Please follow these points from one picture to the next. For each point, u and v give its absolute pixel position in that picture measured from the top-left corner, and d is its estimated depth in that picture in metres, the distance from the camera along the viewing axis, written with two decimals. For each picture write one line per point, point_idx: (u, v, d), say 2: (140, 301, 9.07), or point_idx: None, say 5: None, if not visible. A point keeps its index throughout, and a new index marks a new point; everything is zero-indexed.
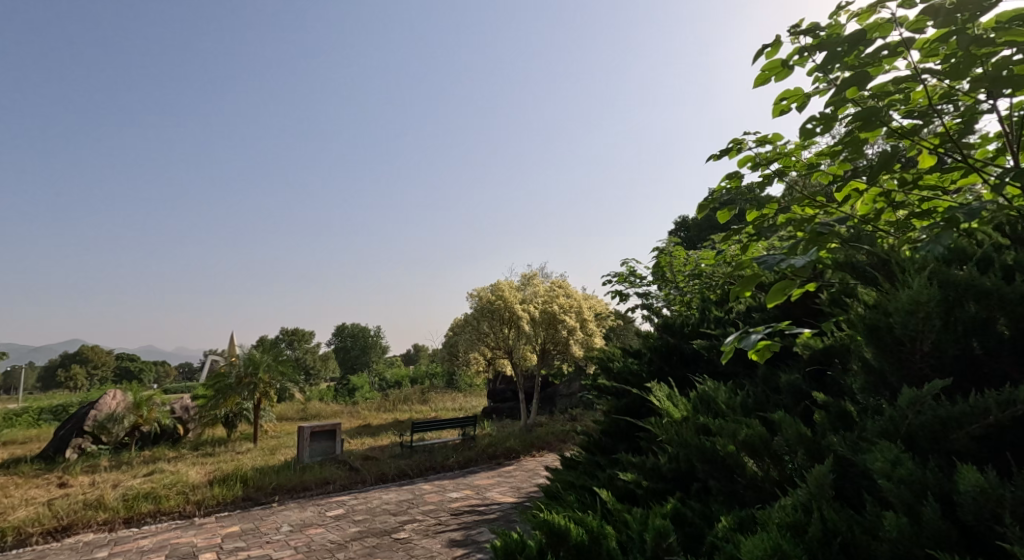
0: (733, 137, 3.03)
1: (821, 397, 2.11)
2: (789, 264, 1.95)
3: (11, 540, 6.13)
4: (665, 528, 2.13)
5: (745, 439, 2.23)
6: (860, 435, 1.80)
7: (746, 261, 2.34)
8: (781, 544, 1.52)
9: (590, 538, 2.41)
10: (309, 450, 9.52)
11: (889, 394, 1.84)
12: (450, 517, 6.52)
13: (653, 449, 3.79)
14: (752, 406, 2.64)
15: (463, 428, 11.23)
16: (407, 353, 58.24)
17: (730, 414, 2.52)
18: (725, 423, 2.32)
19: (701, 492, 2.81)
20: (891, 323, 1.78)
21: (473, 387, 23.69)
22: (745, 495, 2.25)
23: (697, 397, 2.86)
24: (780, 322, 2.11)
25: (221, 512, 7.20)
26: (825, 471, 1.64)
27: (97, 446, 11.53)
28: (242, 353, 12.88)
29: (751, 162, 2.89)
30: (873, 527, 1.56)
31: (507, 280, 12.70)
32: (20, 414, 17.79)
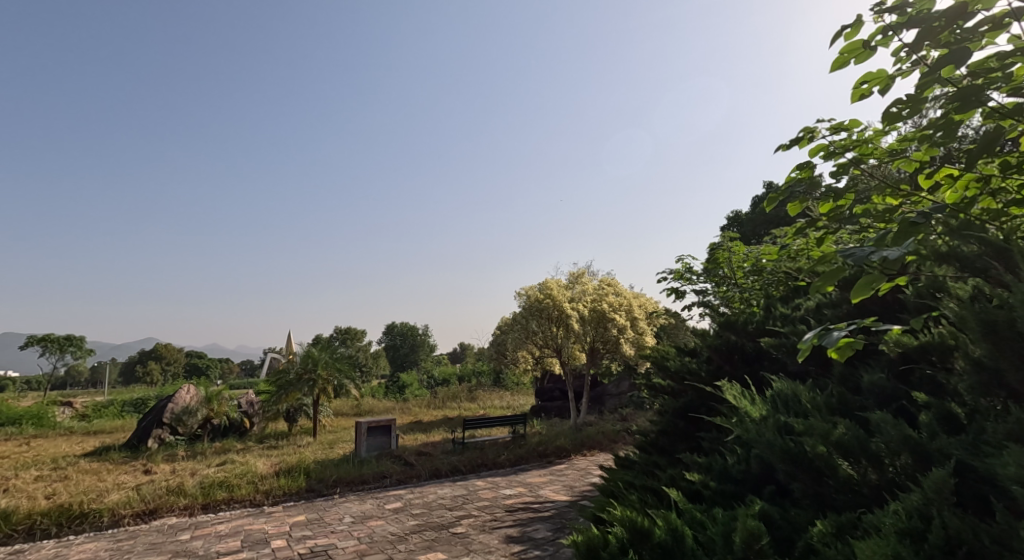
0: (804, 126, 2.87)
1: (922, 397, 2.03)
2: (880, 257, 1.84)
3: (106, 521, 6.66)
4: (758, 530, 2.11)
5: (838, 440, 2.12)
6: (979, 438, 1.72)
7: (825, 256, 2.21)
8: (900, 550, 1.53)
9: (672, 539, 2.51)
10: (366, 444, 9.84)
11: (1005, 394, 1.74)
12: (505, 514, 6.57)
13: (719, 449, 3.70)
14: (836, 406, 2.55)
15: (514, 426, 11.29)
16: (455, 352, 59.34)
17: (817, 415, 2.45)
18: (814, 423, 2.21)
19: (778, 494, 2.74)
20: (1011, 319, 1.67)
21: (520, 386, 23.82)
22: (838, 498, 2.17)
23: (774, 396, 2.80)
24: (866, 319, 1.96)
25: (287, 502, 7.56)
26: (945, 475, 1.58)
27: (174, 436, 12.35)
28: (300, 351, 13.45)
29: (824, 152, 2.73)
30: (1003, 536, 1.51)
31: (555, 278, 12.65)
32: (107, 406, 19.29)
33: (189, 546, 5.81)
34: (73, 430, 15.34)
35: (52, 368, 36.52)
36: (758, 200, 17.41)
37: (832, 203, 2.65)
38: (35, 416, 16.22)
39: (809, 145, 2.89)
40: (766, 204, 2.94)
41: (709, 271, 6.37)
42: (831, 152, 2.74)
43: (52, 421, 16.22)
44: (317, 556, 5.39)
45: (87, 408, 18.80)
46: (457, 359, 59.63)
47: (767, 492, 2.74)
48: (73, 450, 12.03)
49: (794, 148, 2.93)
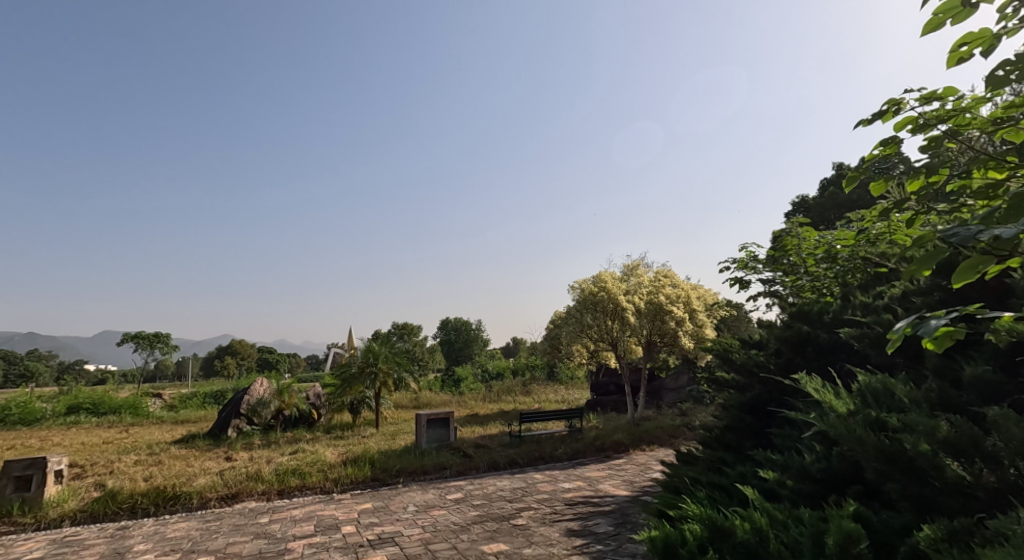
0: (889, 98, 2.67)
1: None
2: (991, 236, 1.68)
3: (195, 503, 7.17)
4: (856, 532, 2.08)
5: (947, 439, 2.11)
6: None
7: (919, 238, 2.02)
8: None
9: (755, 539, 2.49)
10: (427, 436, 10.09)
11: None
12: (565, 507, 6.57)
13: (794, 446, 3.56)
14: (938, 402, 2.48)
15: (570, 419, 11.26)
16: (509, 346, 59.84)
17: (915, 412, 2.37)
18: (916, 421, 2.21)
19: (866, 494, 2.67)
20: None
21: (574, 379, 23.71)
22: (946, 501, 2.14)
23: (861, 390, 2.71)
24: (969, 307, 1.75)
25: (355, 490, 7.87)
26: None
27: (250, 426, 13.12)
28: (361, 345, 13.93)
29: (912, 124, 2.53)
30: None
31: (610, 271, 12.48)
32: (192, 397, 20.73)
33: (268, 529, 6.15)
34: (163, 419, 16.60)
35: (143, 362, 39.49)
36: (826, 182, 16.44)
37: (923, 180, 2.45)
38: (129, 406, 17.67)
39: (894, 118, 2.69)
40: (845, 183, 2.75)
41: (776, 259, 6.11)
42: (921, 124, 2.53)
43: (144, 410, 17.62)
44: (385, 542, 5.59)
45: (174, 399, 20.31)
46: (512, 353, 59.99)
47: (853, 491, 2.67)
48: (163, 437, 13.02)
49: (877, 122, 2.74)
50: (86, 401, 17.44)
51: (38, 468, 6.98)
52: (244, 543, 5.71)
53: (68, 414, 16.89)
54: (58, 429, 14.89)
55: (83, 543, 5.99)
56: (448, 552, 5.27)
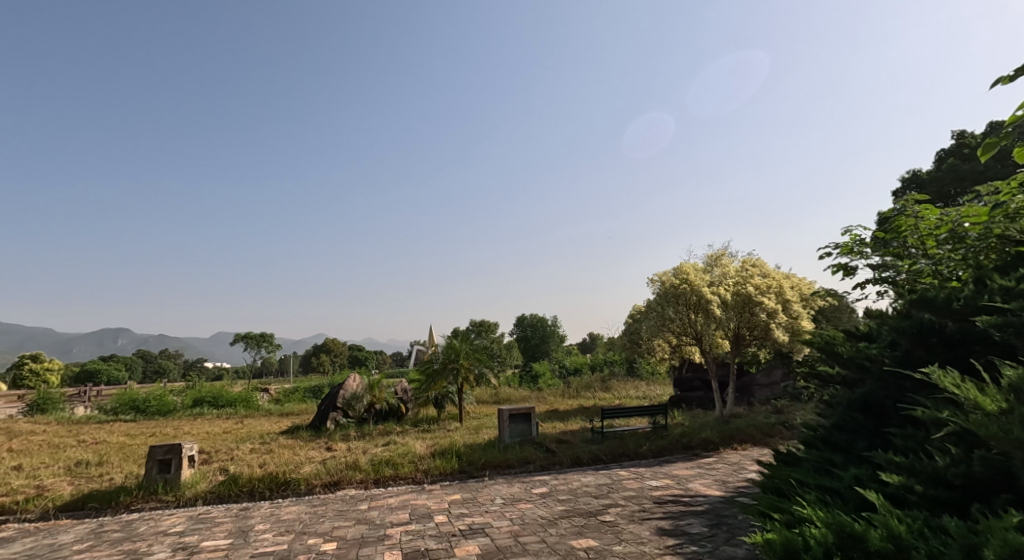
0: None
1: None
2: None
3: (303, 488, 7.74)
4: None
5: None
6: None
7: None
8: None
9: None
10: (509, 431, 10.22)
11: None
12: (654, 505, 6.42)
13: (921, 448, 3.30)
14: None
15: (654, 416, 10.99)
16: (586, 341, 59.50)
17: None
18: None
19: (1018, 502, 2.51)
20: None
21: (655, 374, 23.12)
22: None
23: (1009, 386, 2.49)
24: None
25: (444, 481, 8.14)
26: None
27: (346, 418, 13.93)
28: (443, 342, 14.36)
29: None
30: None
31: (692, 262, 12.01)
32: (294, 392, 22.40)
33: (368, 515, 6.51)
34: (271, 411, 18.07)
35: (252, 359, 43.26)
36: (944, 154, 14.79)
37: None
38: (242, 400, 19.38)
39: None
40: (981, 149, 2.45)
41: (886, 242, 5.60)
42: None
43: (255, 403, 19.24)
44: (476, 533, 5.74)
45: (279, 393, 22.05)
46: (589, 349, 59.35)
47: (1003, 499, 2.51)
48: (271, 428, 14.16)
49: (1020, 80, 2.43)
50: (207, 395, 19.34)
51: (176, 452, 7.80)
52: (347, 528, 6.08)
53: (193, 406, 18.82)
54: (184, 419, 16.64)
55: (213, 520, 6.64)
56: (538, 545, 5.32)
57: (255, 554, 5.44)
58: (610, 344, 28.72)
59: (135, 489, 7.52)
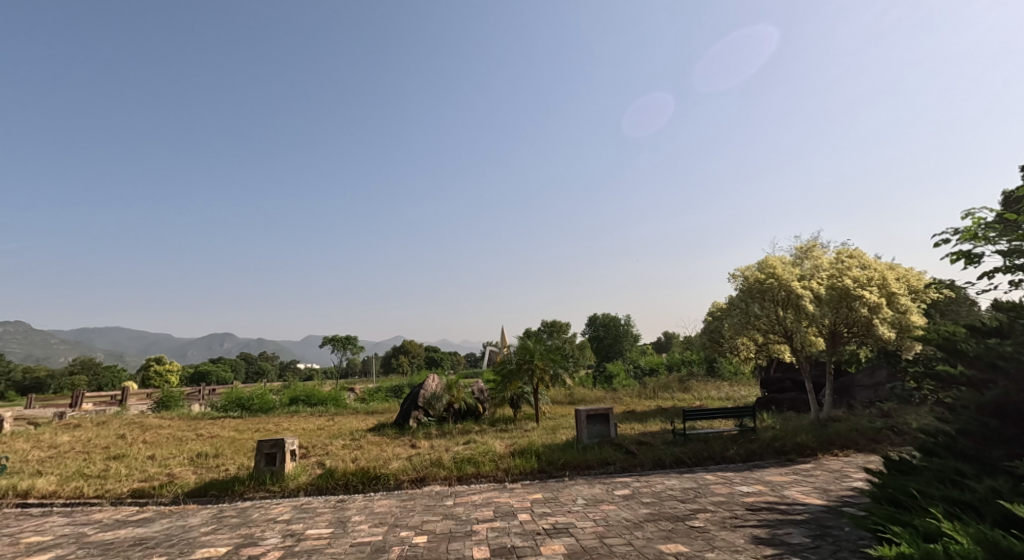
0: None
1: None
2: None
3: (392, 483, 8.07)
4: None
5: None
6: None
7: None
8: None
9: None
10: (588, 431, 10.10)
11: None
12: (747, 512, 6.10)
13: None
14: None
15: (742, 418, 10.46)
16: (661, 342, 57.89)
17: None
18: None
19: None
20: None
21: (738, 375, 22.05)
22: None
23: None
24: None
25: (524, 480, 8.19)
26: None
27: (427, 417, 14.36)
28: (517, 343, 14.46)
29: None
30: None
31: (779, 255, 11.34)
32: (378, 391, 23.44)
33: (454, 511, 6.68)
34: (357, 410, 19.00)
35: (340, 360, 45.80)
36: None
37: None
38: (331, 399, 20.54)
39: None
40: None
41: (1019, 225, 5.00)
42: None
43: (344, 402, 20.34)
44: (560, 532, 5.72)
45: (364, 392, 23.17)
46: (665, 349, 57.45)
47: None
48: (358, 425, 14.91)
49: None
50: (302, 394, 20.69)
51: (280, 446, 8.39)
52: (436, 522, 6.26)
53: (290, 404, 20.20)
54: (282, 416, 17.87)
55: (315, 511, 7.08)
56: (624, 548, 5.21)
57: (355, 544, 5.74)
58: (688, 343, 27.66)
59: (247, 480, 8.17)
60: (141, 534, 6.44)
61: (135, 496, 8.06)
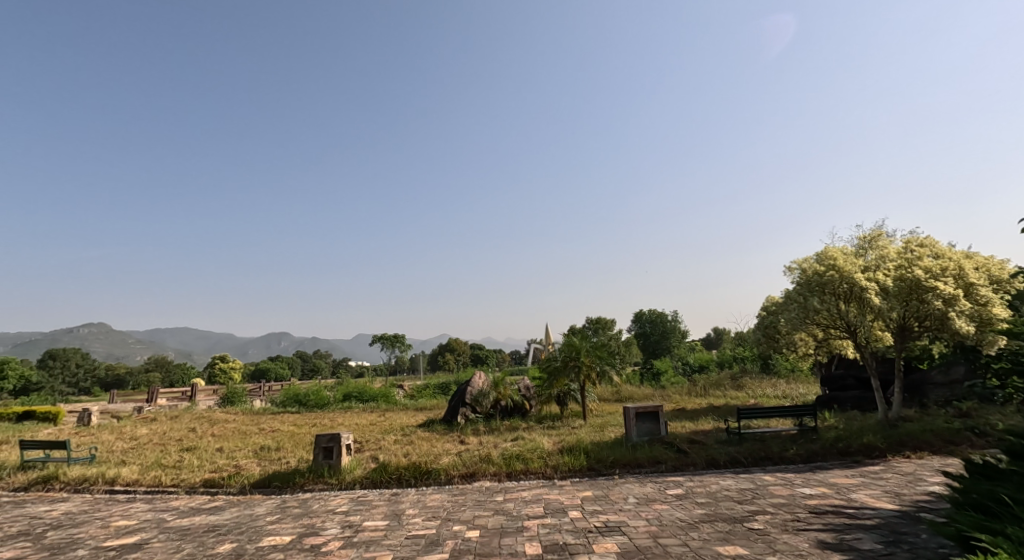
0: None
1: None
2: None
3: (443, 478, 8.19)
4: None
5: None
6: None
7: None
8: None
9: None
10: (637, 429, 9.92)
11: None
12: (811, 515, 5.84)
13: None
14: None
15: (802, 417, 10.03)
16: (710, 338, 56.36)
17: None
18: None
19: None
20: None
21: (794, 372, 21.21)
22: None
23: None
24: None
25: (574, 478, 8.15)
26: None
27: (474, 414, 14.50)
28: (563, 340, 14.41)
29: None
30: None
31: (841, 246, 10.78)
32: (426, 388, 23.89)
33: (505, 507, 6.71)
34: (407, 406, 19.41)
35: (389, 358, 46.99)
36: None
37: None
38: (382, 396, 21.08)
39: None
40: None
41: None
42: None
43: (393, 398, 20.83)
44: (613, 531, 5.65)
45: (413, 390, 23.65)
46: (716, 346, 55.68)
47: None
48: (409, 421, 15.22)
49: None
50: (354, 390, 21.34)
51: (336, 440, 8.66)
52: (488, 517, 6.31)
53: (343, 401, 20.86)
54: (337, 412, 18.48)
55: (371, 503, 7.28)
56: (680, 548, 5.09)
57: (410, 536, 5.86)
58: (740, 340, 26.76)
59: (306, 472, 8.48)
60: (214, 521, 6.80)
61: (206, 485, 8.52)
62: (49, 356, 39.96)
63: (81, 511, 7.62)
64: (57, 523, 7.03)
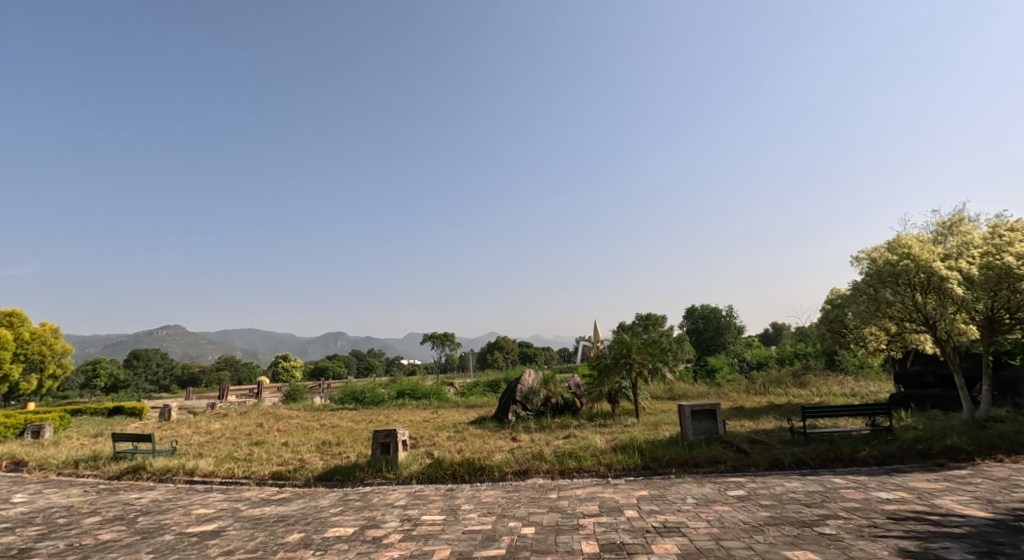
0: None
1: None
2: None
3: (496, 475, 8.20)
4: None
5: None
6: None
7: None
8: None
9: None
10: (693, 428, 9.60)
11: None
12: (889, 521, 5.44)
13: None
14: None
15: (874, 417, 9.42)
16: (768, 334, 54.13)
17: None
18: None
19: None
20: None
21: (862, 368, 19.99)
22: None
23: None
24: None
25: (629, 476, 7.97)
26: None
27: (525, 411, 14.46)
28: (613, 338, 14.14)
29: None
30: None
31: (917, 233, 10.03)
32: (477, 386, 24.09)
33: (559, 504, 6.64)
34: (458, 403, 19.61)
35: (441, 356, 47.76)
36: None
37: None
38: (434, 393, 21.41)
39: None
40: None
41: None
42: None
43: (445, 395, 21.12)
44: (672, 531, 5.47)
45: (464, 387, 23.90)
46: (775, 342, 53.32)
47: None
48: (460, 418, 15.38)
49: None
50: (407, 387, 21.79)
51: (393, 436, 8.85)
52: (542, 514, 6.25)
53: (397, 398, 21.33)
54: (391, 409, 18.90)
55: (427, 498, 7.37)
56: (745, 552, 4.87)
57: (466, 531, 5.88)
58: (802, 335, 25.48)
59: (365, 467, 8.69)
60: (282, 512, 7.08)
61: (273, 477, 8.88)
62: (134, 355, 43.06)
63: (165, 499, 8.12)
64: (145, 509, 7.52)
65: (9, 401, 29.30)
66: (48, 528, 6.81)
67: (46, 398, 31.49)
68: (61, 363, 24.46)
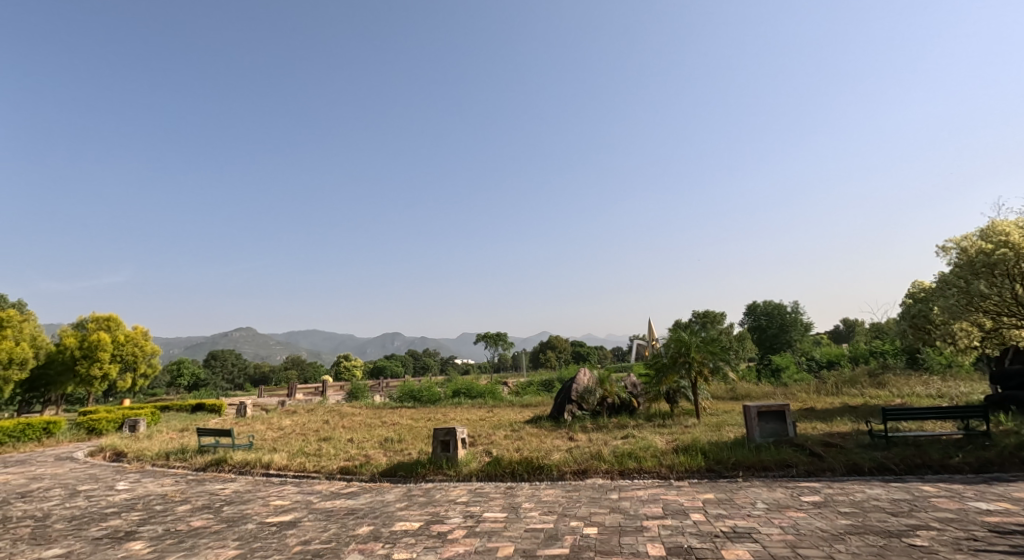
0: None
1: None
2: None
3: (554, 474, 8.14)
4: None
5: None
6: None
7: None
8: None
9: None
10: (760, 430, 9.15)
11: None
12: (992, 534, 4.96)
13: None
14: None
15: (967, 419, 8.66)
16: (838, 331, 51.13)
17: None
18: None
19: None
20: None
21: (948, 366, 18.46)
22: None
23: None
24: None
25: (691, 479, 7.70)
26: None
27: (581, 411, 14.30)
28: (670, 336, 13.72)
29: None
30: None
31: (1017, 218, 9.09)
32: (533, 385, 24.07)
33: (621, 505, 6.50)
34: (513, 403, 19.65)
35: (495, 355, 48.07)
36: None
37: None
38: (489, 392, 21.59)
39: None
40: None
41: None
42: None
43: (500, 394, 21.23)
44: (743, 537, 5.21)
45: (519, 386, 23.92)
46: (846, 340, 50.20)
47: None
48: (517, 417, 15.40)
49: None
50: (462, 386, 22.09)
51: (452, 434, 8.95)
52: (605, 515, 6.14)
53: (453, 397, 21.65)
54: (448, 408, 19.22)
55: (488, 495, 7.42)
56: None
57: (529, 529, 5.86)
58: (877, 331, 23.82)
59: (427, 463, 8.85)
60: (351, 505, 7.32)
61: (341, 471, 9.22)
62: (212, 355, 46.03)
63: (244, 490, 8.59)
64: (229, 499, 7.99)
65: (106, 398, 31.92)
66: (146, 513, 7.36)
67: (139, 396, 34.15)
68: (150, 363, 26.42)
